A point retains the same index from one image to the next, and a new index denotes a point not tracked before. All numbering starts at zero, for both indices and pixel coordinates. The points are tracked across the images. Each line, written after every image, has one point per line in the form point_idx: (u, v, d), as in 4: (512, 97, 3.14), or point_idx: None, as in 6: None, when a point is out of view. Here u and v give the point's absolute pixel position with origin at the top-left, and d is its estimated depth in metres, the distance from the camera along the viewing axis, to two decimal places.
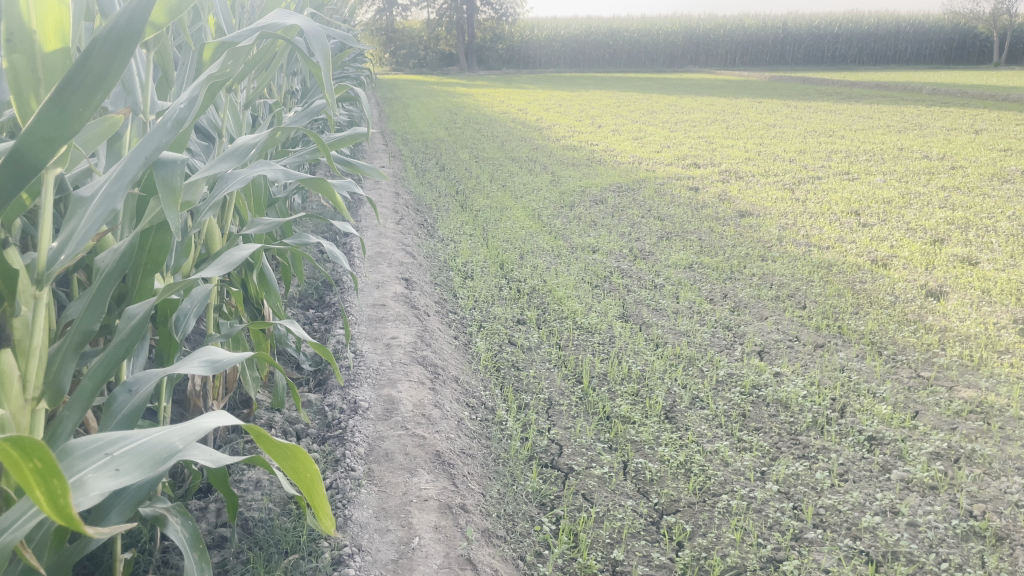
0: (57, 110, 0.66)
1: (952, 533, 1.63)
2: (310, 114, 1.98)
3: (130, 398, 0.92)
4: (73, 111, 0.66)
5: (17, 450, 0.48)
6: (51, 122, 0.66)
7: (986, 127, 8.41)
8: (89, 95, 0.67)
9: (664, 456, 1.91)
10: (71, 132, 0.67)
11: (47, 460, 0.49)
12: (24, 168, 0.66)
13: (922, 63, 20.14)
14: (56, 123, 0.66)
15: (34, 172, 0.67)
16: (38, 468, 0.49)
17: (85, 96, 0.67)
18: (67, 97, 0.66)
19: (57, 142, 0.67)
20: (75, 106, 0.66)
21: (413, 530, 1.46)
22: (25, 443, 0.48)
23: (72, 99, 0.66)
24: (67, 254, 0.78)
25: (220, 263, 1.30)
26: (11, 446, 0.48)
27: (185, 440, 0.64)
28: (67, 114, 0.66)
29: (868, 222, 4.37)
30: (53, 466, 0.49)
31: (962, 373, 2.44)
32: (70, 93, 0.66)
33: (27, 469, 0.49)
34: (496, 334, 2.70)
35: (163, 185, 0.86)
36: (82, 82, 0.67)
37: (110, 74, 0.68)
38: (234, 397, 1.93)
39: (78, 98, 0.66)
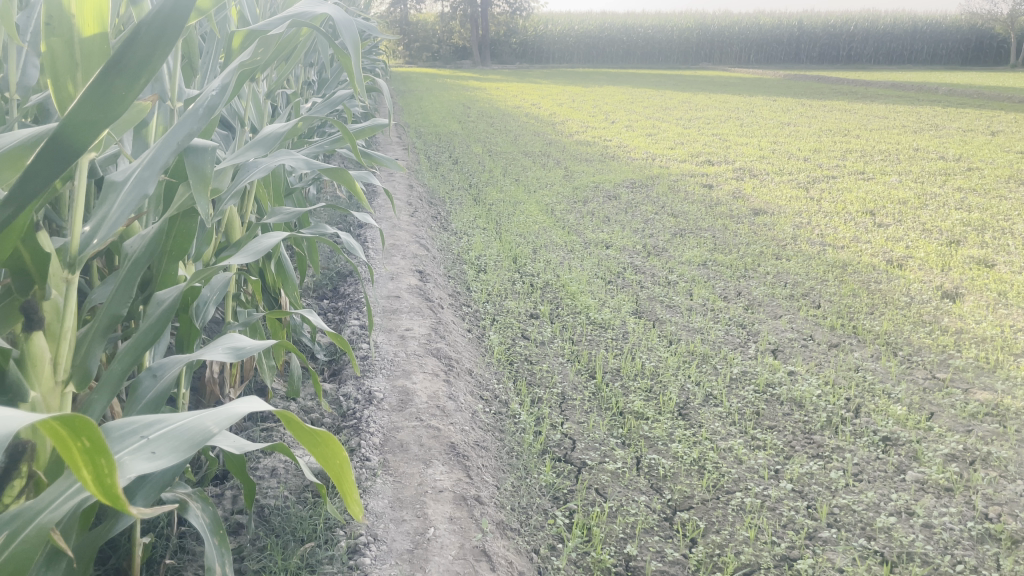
0: (100, 93, 0.64)
1: (967, 535, 1.63)
2: (330, 105, 1.98)
3: (155, 383, 0.93)
4: (117, 93, 0.65)
5: (65, 430, 0.48)
6: (92, 104, 0.63)
7: (1003, 129, 8.34)
8: (133, 77, 0.65)
9: (678, 452, 1.90)
10: (114, 115, 0.64)
11: (95, 439, 0.48)
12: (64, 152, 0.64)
13: (938, 63, 20.00)
14: (97, 107, 0.64)
15: (74, 158, 0.63)
16: (87, 448, 0.49)
17: (129, 79, 0.65)
18: (111, 79, 0.64)
19: (97, 127, 0.64)
20: (118, 89, 0.64)
21: (428, 521, 1.46)
22: (74, 423, 0.48)
23: (116, 82, 0.64)
24: (100, 238, 0.79)
25: (247, 251, 1.30)
26: (58, 425, 0.48)
27: (220, 424, 0.63)
28: (110, 97, 0.64)
29: (884, 222, 4.35)
30: (101, 446, 0.48)
31: (978, 375, 2.43)
32: (114, 77, 0.64)
33: (75, 449, 0.49)
34: (509, 328, 2.70)
35: (194, 172, 0.87)
36: (127, 65, 0.65)
37: (154, 59, 0.67)
38: (249, 385, 1.94)
39: (122, 82, 0.65)
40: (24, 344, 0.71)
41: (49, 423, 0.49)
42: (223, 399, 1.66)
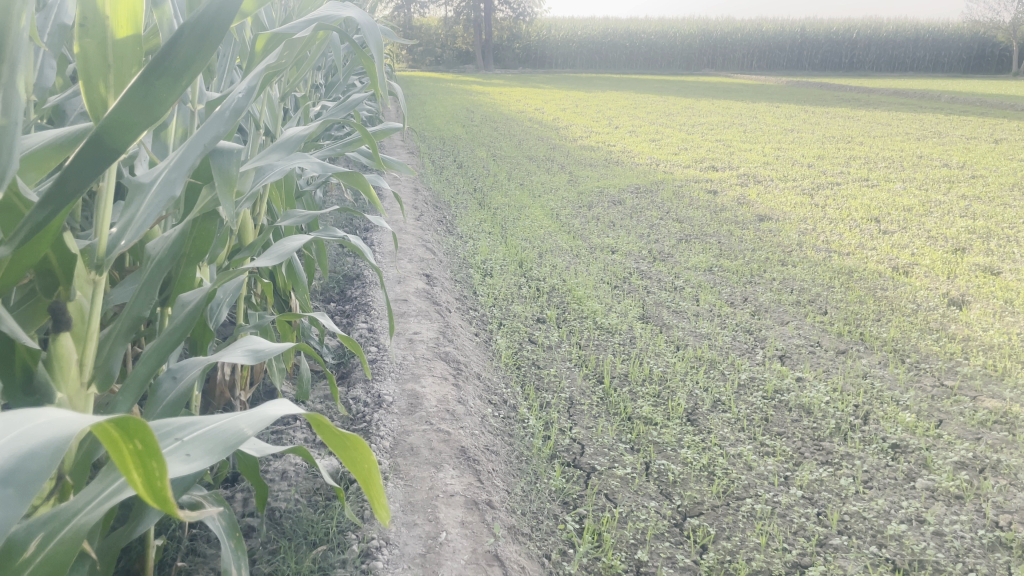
0: (141, 94, 0.63)
1: (978, 543, 1.62)
2: (344, 109, 1.99)
3: (175, 385, 0.92)
4: (157, 95, 0.63)
5: (117, 430, 0.45)
6: (134, 105, 0.62)
7: (1007, 137, 8.34)
8: (175, 80, 0.64)
9: (687, 458, 1.90)
10: (156, 116, 0.63)
11: (148, 441, 0.45)
12: (103, 152, 0.61)
13: (940, 71, 20.02)
14: (138, 106, 0.62)
15: (114, 157, 0.62)
16: (139, 449, 0.45)
17: (170, 80, 0.64)
18: (152, 81, 0.63)
19: (139, 128, 0.62)
20: (160, 91, 0.63)
21: (440, 525, 1.46)
22: (128, 422, 0.45)
23: (156, 84, 0.63)
24: (128, 239, 0.78)
25: (270, 254, 1.30)
26: (110, 423, 0.45)
27: (255, 427, 0.60)
28: (152, 99, 0.63)
29: (889, 229, 4.35)
30: (153, 448, 0.45)
31: (986, 383, 2.43)
32: (156, 78, 0.63)
33: (126, 450, 0.46)
34: (517, 332, 2.70)
35: (219, 174, 0.87)
36: (167, 67, 0.64)
37: (194, 64, 0.65)
38: (258, 389, 1.94)
39: (163, 83, 0.63)
40: (51, 344, 0.70)
41: (101, 423, 0.46)
42: (233, 401, 1.66)
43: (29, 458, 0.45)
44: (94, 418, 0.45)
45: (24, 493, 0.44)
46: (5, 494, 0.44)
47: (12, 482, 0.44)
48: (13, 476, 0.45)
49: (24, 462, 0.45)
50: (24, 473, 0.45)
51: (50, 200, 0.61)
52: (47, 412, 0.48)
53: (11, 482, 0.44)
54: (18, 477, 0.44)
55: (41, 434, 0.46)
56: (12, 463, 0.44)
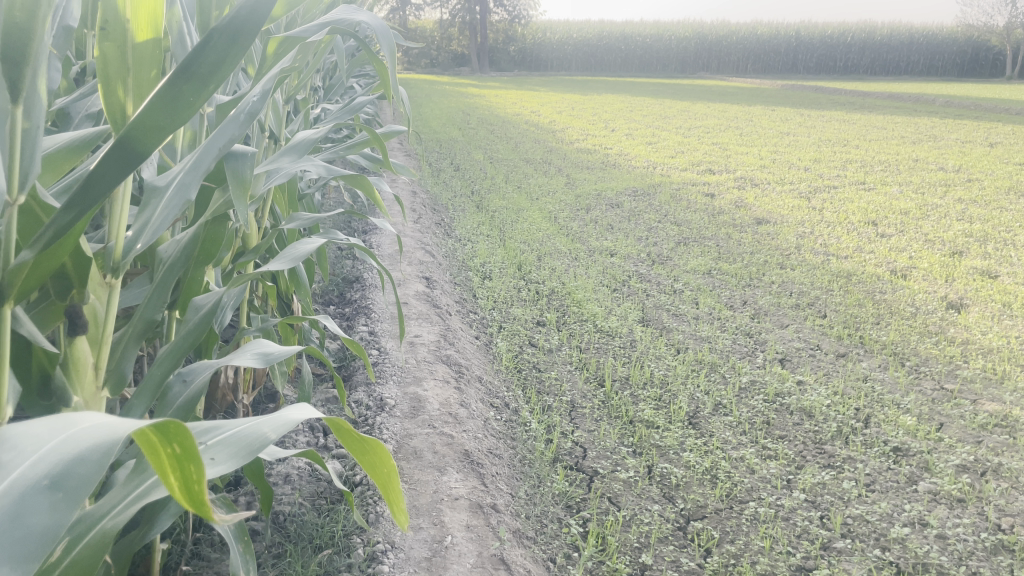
0: (168, 98, 0.60)
1: (981, 546, 1.63)
2: (348, 111, 1.99)
3: (185, 389, 0.89)
4: (184, 100, 0.60)
5: (157, 434, 0.44)
6: (160, 109, 0.59)
7: (1002, 141, 8.38)
8: (202, 85, 0.61)
9: (689, 461, 1.90)
10: (182, 121, 0.60)
11: (187, 444, 0.44)
12: (128, 157, 0.59)
13: (934, 75, 20.11)
14: (163, 110, 0.60)
15: (139, 162, 0.60)
16: (177, 453, 0.44)
17: (199, 84, 0.61)
18: (180, 84, 0.60)
19: (165, 131, 0.60)
20: (187, 95, 0.60)
21: (446, 529, 1.46)
22: (167, 427, 0.44)
23: (184, 89, 0.60)
24: (145, 241, 0.76)
25: (285, 258, 1.30)
26: (151, 431, 0.44)
27: (279, 430, 0.60)
28: (179, 103, 0.60)
29: (886, 232, 4.36)
30: (192, 452, 0.44)
31: (986, 386, 2.43)
32: (183, 82, 0.60)
33: (165, 455, 0.44)
34: (517, 335, 2.70)
35: (234, 177, 0.90)
36: (196, 71, 0.61)
37: (224, 65, 0.62)
38: (259, 392, 1.94)
39: (191, 87, 0.60)
40: (67, 348, 0.71)
41: (142, 429, 0.44)
42: (237, 404, 1.66)
43: (76, 463, 0.46)
44: (135, 423, 0.44)
45: (73, 498, 0.45)
46: (55, 499, 0.45)
47: (62, 487, 0.45)
48: (61, 480, 0.45)
49: (73, 466, 0.46)
50: (73, 477, 0.46)
51: (74, 204, 0.59)
52: (90, 415, 0.49)
53: (60, 486, 0.45)
54: (67, 482, 0.45)
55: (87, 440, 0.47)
56: (60, 468, 0.46)
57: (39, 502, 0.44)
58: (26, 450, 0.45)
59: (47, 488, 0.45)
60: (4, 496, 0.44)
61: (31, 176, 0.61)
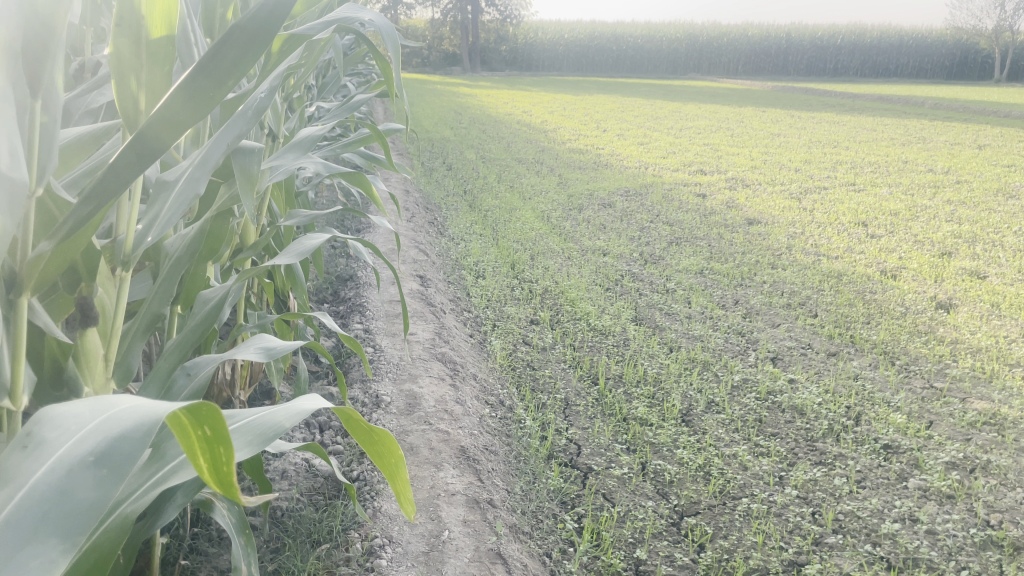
0: (188, 92, 0.59)
1: (970, 542, 1.65)
2: (347, 109, 1.99)
3: (189, 381, 0.87)
4: (205, 94, 0.59)
5: (188, 417, 0.45)
6: (180, 103, 0.59)
7: (990, 142, 8.45)
8: (224, 81, 0.60)
9: (683, 458, 1.92)
10: (200, 116, 0.60)
11: (217, 428, 0.45)
12: (147, 150, 0.59)
13: (924, 78, 20.26)
14: (183, 105, 0.59)
15: (157, 156, 0.60)
16: (207, 436, 0.45)
17: (220, 80, 0.60)
18: (201, 79, 0.59)
19: (185, 125, 0.60)
20: (207, 91, 0.59)
21: (443, 524, 1.47)
22: (200, 410, 0.44)
23: (204, 83, 0.59)
24: (154, 235, 0.77)
25: (289, 252, 1.31)
26: (182, 412, 0.45)
27: (293, 419, 0.61)
28: (199, 97, 0.59)
29: (876, 233, 4.40)
30: (222, 434, 0.45)
31: (975, 385, 2.46)
32: (205, 77, 0.59)
33: (195, 437, 0.45)
34: (511, 334, 2.71)
35: (241, 172, 0.91)
36: (218, 66, 0.59)
37: (245, 63, 0.61)
38: (255, 389, 1.95)
39: (212, 82, 0.59)
40: (78, 340, 0.72)
41: (174, 410, 0.45)
42: (234, 400, 1.67)
43: (121, 440, 0.46)
44: (167, 406, 0.46)
45: (118, 474, 0.46)
46: (100, 475, 0.45)
47: (106, 464, 0.46)
48: (106, 457, 0.46)
49: (116, 445, 0.46)
50: (118, 454, 0.46)
51: (92, 200, 0.60)
52: (129, 396, 0.51)
53: (105, 464, 0.46)
54: (111, 459, 0.46)
55: (128, 419, 0.48)
56: (106, 445, 0.46)
57: (84, 478, 0.45)
58: (71, 429, 0.48)
59: (92, 464, 0.46)
60: (52, 473, 0.45)
61: (48, 171, 0.62)
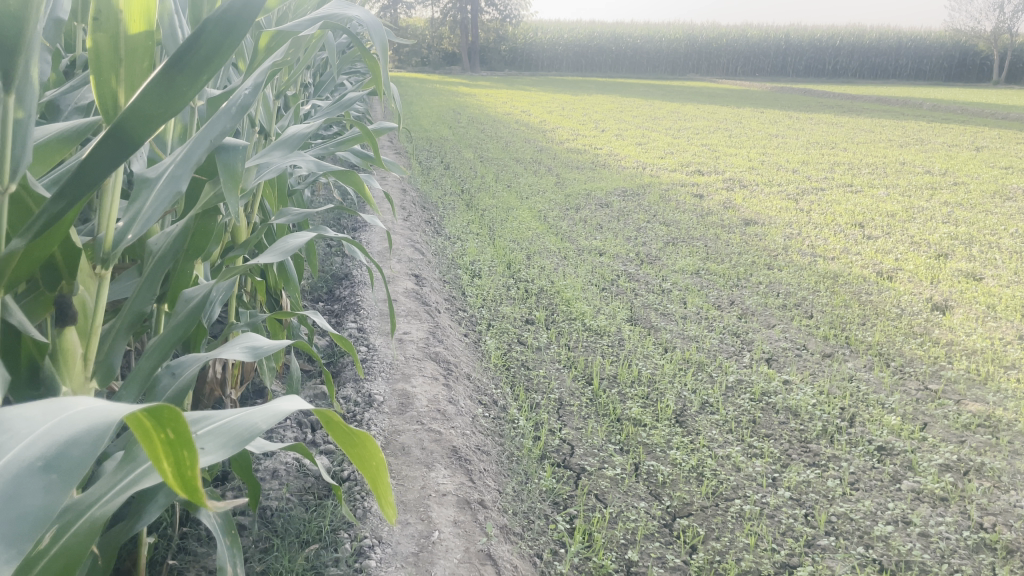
0: (161, 88, 0.60)
1: (963, 544, 1.64)
2: (340, 107, 1.97)
3: (173, 381, 0.88)
4: (178, 90, 0.61)
5: (151, 420, 0.44)
6: (153, 98, 0.60)
7: (987, 144, 8.46)
8: (195, 76, 0.61)
9: (676, 459, 1.91)
10: (175, 111, 0.61)
11: (180, 430, 0.44)
12: (120, 145, 0.60)
13: (921, 79, 20.30)
14: (155, 100, 0.60)
15: (131, 151, 0.60)
16: (170, 439, 0.45)
17: (191, 75, 0.61)
18: (173, 74, 0.60)
19: (158, 120, 0.61)
20: (180, 87, 0.61)
21: (433, 524, 1.46)
22: (161, 413, 0.44)
23: (177, 78, 0.61)
24: (135, 232, 0.77)
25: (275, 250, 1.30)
26: (143, 414, 0.44)
27: (268, 421, 0.59)
28: (171, 93, 0.60)
29: (873, 234, 4.40)
30: (184, 437, 0.45)
31: (970, 387, 2.45)
32: (177, 73, 0.60)
33: (158, 439, 0.45)
34: (506, 333, 2.71)
35: (225, 170, 0.90)
36: (190, 61, 0.61)
37: (218, 56, 0.62)
38: (247, 388, 1.94)
39: (184, 79, 0.61)
40: (56, 338, 0.71)
41: (135, 413, 0.45)
42: (224, 398, 1.66)
43: (72, 445, 0.46)
44: (128, 408, 0.45)
45: (68, 479, 0.45)
46: (50, 480, 0.45)
47: (56, 468, 0.45)
48: (55, 462, 0.46)
49: (67, 449, 0.46)
50: (66, 460, 0.46)
51: (65, 195, 0.60)
52: (78, 400, 0.50)
53: (55, 469, 0.45)
54: (62, 463, 0.45)
55: (79, 423, 0.48)
56: (56, 449, 0.46)
57: (33, 483, 0.44)
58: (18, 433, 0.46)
59: (41, 469, 0.45)
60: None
61: (22, 166, 0.62)
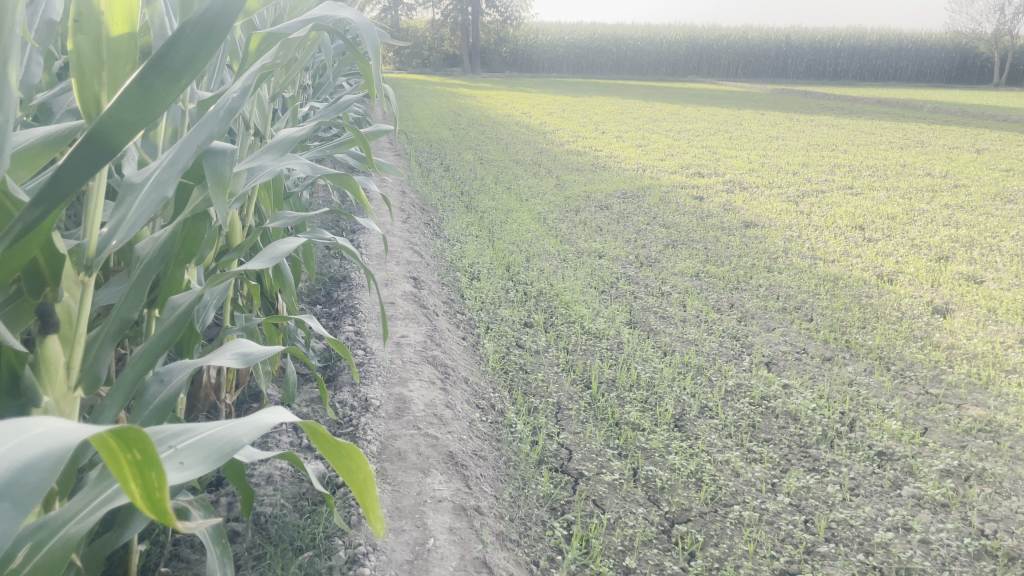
0: (139, 94, 0.60)
1: (964, 551, 1.63)
2: (336, 110, 1.96)
3: (163, 388, 0.88)
4: (156, 95, 0.60)
5: (117, 441, 0.43)
6: (131, 105, 0.59)
7: (988, 147, 8.44)
8: (174, 80, 0.61)
9: (675, 464, 1.90)
10: (153, 118, 0.60)
11: (147, 452, 0.44)
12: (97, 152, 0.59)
13: (921, 81, 20.29)
14: (135, 106, 0.59)
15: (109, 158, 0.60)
16: (137, 460, 0.44)
17: (170, 79, 0.61)
18: (151, 79, 0.60)
19: (136, 128, 0.60)
20: (158, 91, 0.60)
21: (428, 532, 1.44)
22: (128, 434, 0.43)
23: (157, 83, 0.60)
24: (119, 239, 0.76)
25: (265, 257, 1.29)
26: (110, 435, 0.44)
27: (252, 435, 0.57)
28: (150, 98, 0.60)
29: (873, 237, 4.38)
30: (152, 458, 0.44)
31: (971, 392, 2.44)
32: (155, 77, 0.60)
33: (125, 460, 0.44)
34: (504, 336, 2.69)
35: (212, 175, 0.89)
36: (169, 65, 0.61)
37: (198, 60, 0.62)
38: (243, 391, 1.93)
39: (163, 83, 0.60)
40: (38, 348, 0.70)
41: (100, 434, 0.44)
42: (218, 403, 1.64)
43: (26, 470, 0.44)
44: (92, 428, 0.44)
45: (26, 505, 0.44)
46: (4, 507, 0.43)
47: (10, 495, 0.43)
48: (11, 489, 0.43)
49: (22, 474, 0.44)
50: (21, 487, 0.44)
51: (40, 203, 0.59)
52: (40, 420, 0.48)
53: (9, 496, 0.43)
54: (16, 491, 0.43)
55: (36, 446, 0.46)
56: (10, 475, 0.43)
57: None
58: None
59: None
60: None
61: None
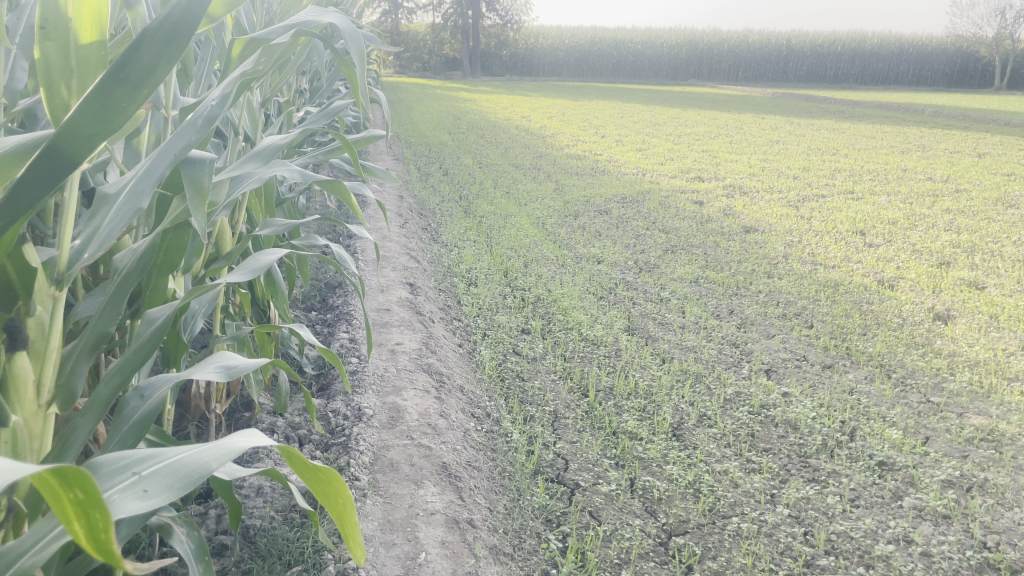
0: (97, 104, 0.60)
1: (966, 564, 1.60)
2: (328, 115, 1.94)
3: (142, 402, 0.85)
4: (117, 106, 0.61)
5: (56, 479, 0.44)
6: (90, 115, 0.60)
7: (989, 151, 8.42)
8: (134, 90, 0.61)
9: (672, 474, 1.87)
10: (113, 128, 0.61)
11: (90, 490, 0.44)
12: (57, 162, 0.60)
13: (922, 85, 20.28)
14: (94, 117, 0.60)
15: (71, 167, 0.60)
16: (79, 499, 0.44)
17: (131, 89, 0.61)
18: (111, 89, 0.60)
19: (97, 138, 0.61)
20: (119, 100, 0.61)
21: (419, 545, 1.42)
22: (68, 473, 0.43)
23: (117, 93, 0.61)
24: (91, 252, 0.75)
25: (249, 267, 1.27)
26: (50, 473, 0.44)
27: (218, 459, 0.56)
28: (110, 108, 0.60)
29: (874, 242, 4.36)
30: (95, 497, 0.44)
31: (973, 400, 2.41)
32: (115, 87, 0.60)
33: (67, 500, 0.44)
34: (500, 343, 2.66)
35: (191, 185, 0.87)
36: (128, 75, 0.61)
37: (159, 68, 0.63)
38: (235, 400, 1.90)
39: (123, 92, 0.61)
40: (6, 364, 0.67)
41: (41, 472, 0.44)
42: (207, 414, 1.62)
43: None
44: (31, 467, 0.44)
45: None
46: None
47: None
48: None
49: None
50: None
51: None
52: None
53: None
54: None
55: None
56: None
57: None
58: None
59: None
60: None
61: None
